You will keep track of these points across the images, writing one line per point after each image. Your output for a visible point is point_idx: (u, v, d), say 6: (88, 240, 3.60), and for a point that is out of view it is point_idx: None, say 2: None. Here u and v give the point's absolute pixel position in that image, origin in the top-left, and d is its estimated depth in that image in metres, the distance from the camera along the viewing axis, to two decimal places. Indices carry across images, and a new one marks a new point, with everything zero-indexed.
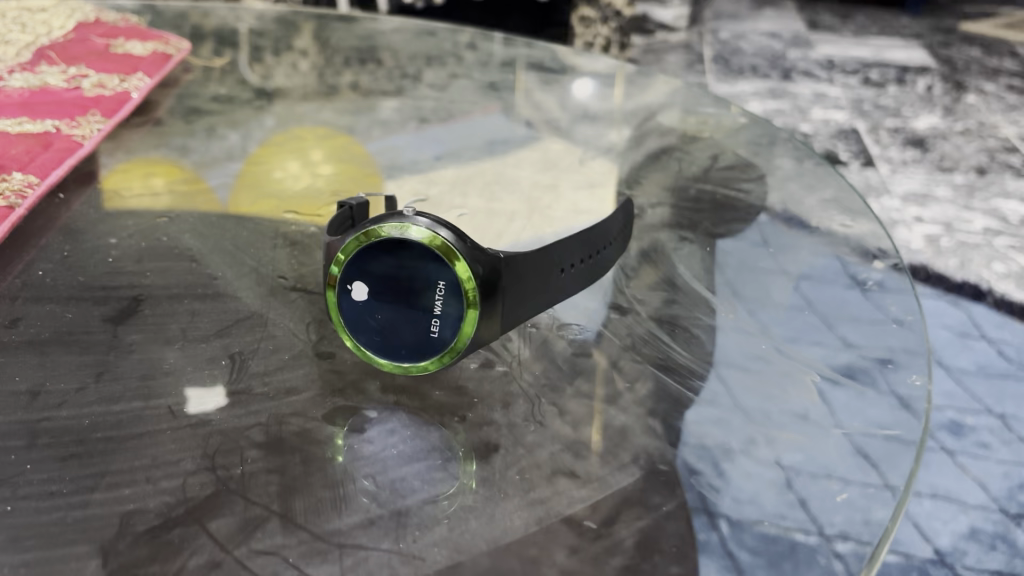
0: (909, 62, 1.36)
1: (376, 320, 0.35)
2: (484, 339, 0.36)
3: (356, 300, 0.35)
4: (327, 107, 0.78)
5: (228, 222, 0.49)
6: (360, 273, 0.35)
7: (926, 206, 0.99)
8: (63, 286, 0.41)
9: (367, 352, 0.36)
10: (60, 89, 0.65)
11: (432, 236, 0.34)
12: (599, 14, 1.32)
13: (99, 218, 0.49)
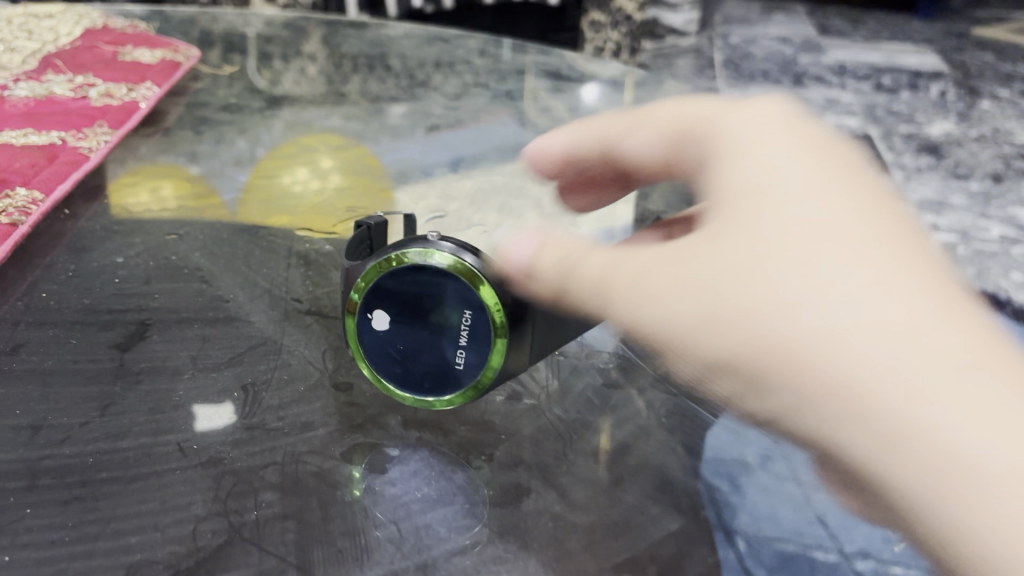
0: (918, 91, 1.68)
1: (395, 348, 0.33)
2: (512, 370, 0.34)
3: (378, 329, 0.33)
4: (338, 115, 0.76)
5: (239, 238, 0.47)
6: (380, 300, 0.33)
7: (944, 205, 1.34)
8: (68, 309, 0.39)
9: (387, 383, 0.34)
10: (66, 99, 0.63)
11: (456, 261, 0.32)
12: (609, 19, 1.31)
13: (105, 235, 0.47)
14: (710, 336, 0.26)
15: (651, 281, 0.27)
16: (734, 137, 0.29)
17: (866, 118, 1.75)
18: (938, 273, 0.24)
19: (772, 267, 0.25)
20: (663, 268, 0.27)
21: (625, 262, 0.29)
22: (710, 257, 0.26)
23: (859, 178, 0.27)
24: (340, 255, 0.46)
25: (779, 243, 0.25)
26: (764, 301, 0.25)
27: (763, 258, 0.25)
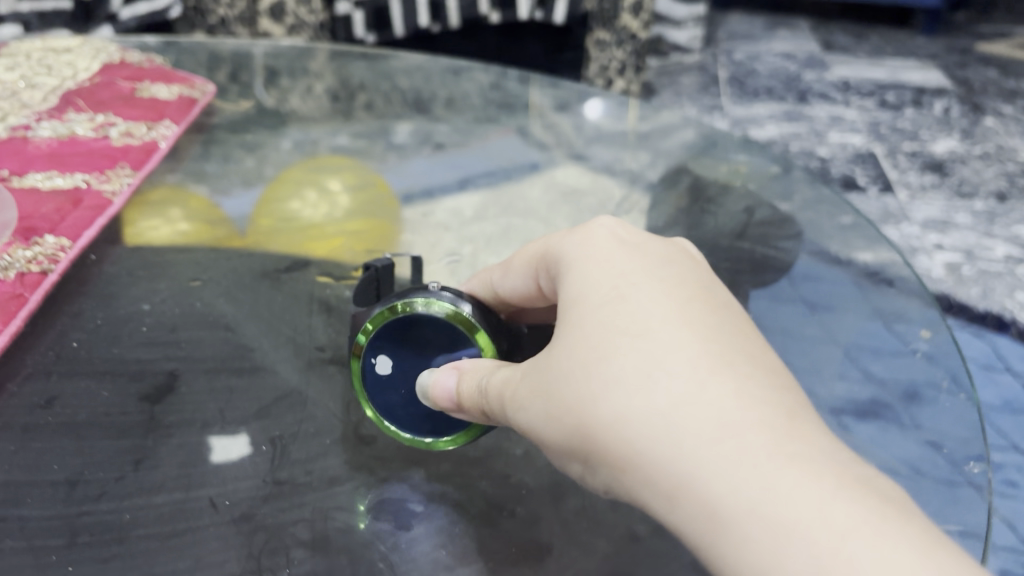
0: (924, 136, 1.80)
1: (396, 392, 0.35)
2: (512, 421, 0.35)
3: (380, 373, 0.35)
4: (351, 150, 0.77)
5: (263, 284, 0.48)
6: (383, 344, 0.35)
7: (946, 234, 1.41)
8: (99, 359, 0.41)
9: (389, 424, 0.35)
10: (88, 139, 0.64)
11: (455, 310, 0.34)
12: (614, 38, 1.50)
13: (132, 280, 0.48)
14: (555, 427, 0.30)
15: (507, 386, 0.31)
16: (581, 266, 0.34)
17: (868, 143, 1.77)
18: (725, 362, 0.28)
19: (592, 364, 0.29)
20: (518, 374, 0.31)
21: (489, 371, 0.33)
22: (550, 361, 0.31)
23: (674, 294, 0.31)
24: None
25: (598, 344, 0.30)
26: (585, 390, 0.29)
27: (587, 358, 0.30)
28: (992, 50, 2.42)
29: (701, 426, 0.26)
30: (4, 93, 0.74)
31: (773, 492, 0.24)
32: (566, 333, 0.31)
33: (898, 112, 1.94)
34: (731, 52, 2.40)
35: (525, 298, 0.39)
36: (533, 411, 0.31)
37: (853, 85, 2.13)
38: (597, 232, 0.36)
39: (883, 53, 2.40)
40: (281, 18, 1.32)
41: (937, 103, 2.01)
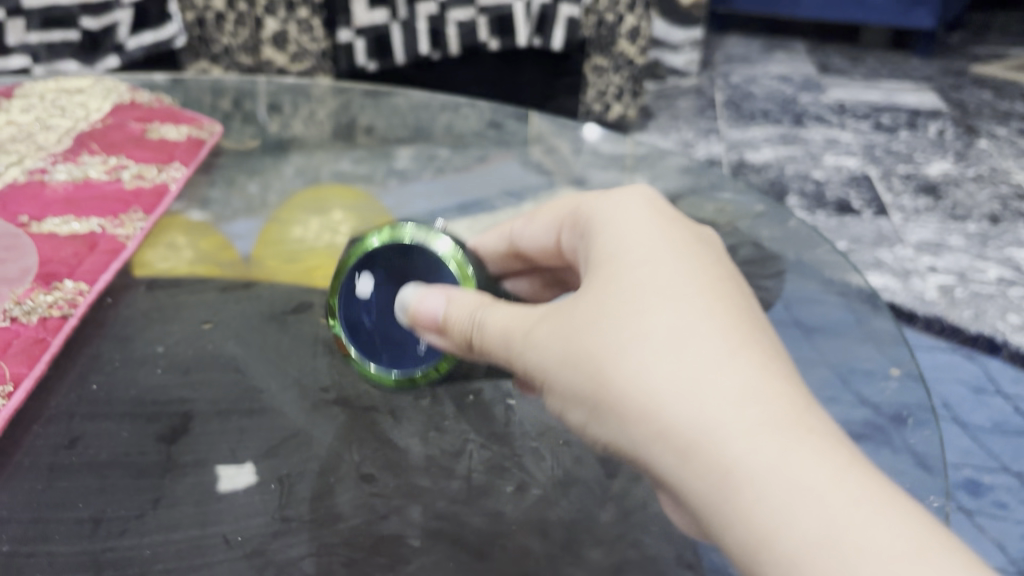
0: (918, 159, 1.84)
1: (362, 320, 0.42)
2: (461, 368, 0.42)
3: (363, 291, 0.41)
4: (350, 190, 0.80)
5: (271, 327, 0.51)
6: (362, 273, 0.41)
7: (940, 256, 1.44)
8: (117, 401, 0.44)
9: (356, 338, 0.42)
10: (101, 183, 0.67)
11: (452, 252, 0.40)
12: (612, 64, 1.64)
13: (145, 322, 0.51)
14: (564, 368, 0.34)
15: (527, 328, 0.35)
16: (613, 234, 0.38)
17: (863, 166, 1.80)
18: (756, 338, 0.31)
19: (606, 312, 0.33)
20: (536, 319, 0.35)
21: (509, 314, 0.36)
22: (569, 310, 0.34)
23: (694, 260, 0.35)
24: None
25: (639, 302, 0.32)
26: (597, 334, 0.33)
27: (621, 311, 0.33)
28: (986, 71, 2.45)
29: (729, 383, 0.29)
30: (20, 136, 0.77)
31: (789, 450, 0.27)
32: (588, 287, 0.35)
33: (892, 135, 1.98)
34: (728, 75, 2.43)
35: (541, 245, 0.46)
36: (545, 351, 0.34)
37: (848, 107, 2.16)
38: (633, 201, 0.39)
39: (878, 75, 2.44)
40: (284, 46, 1.45)
41: (931, 125, 2.04)
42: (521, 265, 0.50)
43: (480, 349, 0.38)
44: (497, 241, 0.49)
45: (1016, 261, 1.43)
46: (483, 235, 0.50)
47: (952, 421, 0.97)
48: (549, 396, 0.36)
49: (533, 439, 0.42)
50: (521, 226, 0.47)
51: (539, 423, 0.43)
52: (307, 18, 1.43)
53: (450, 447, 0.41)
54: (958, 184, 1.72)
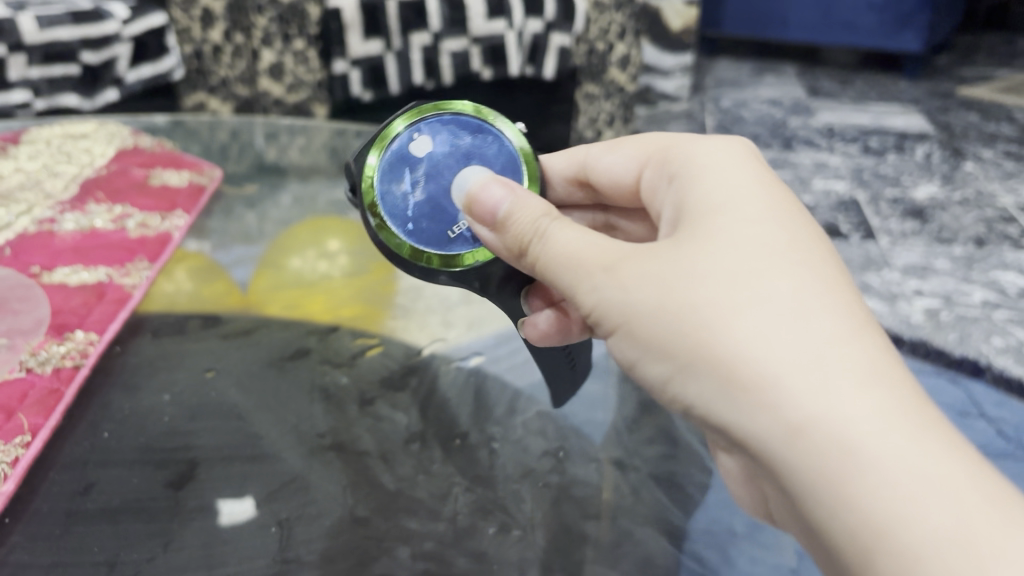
0: (905, 182, 1.88)
1: (398, 181, 0.50)
2: (474, 279, 0.51)
3: (421, 147, 0.50)
4: (342, 221, 0.83)
5: (270, 372, 0.54)
6: (420, 136, 0.51)
7: (927, 279, 1.47)
8: (127, 449, 0.47)
9: (397, 193, 0.50)
10: (107, 231, 0.71)
11: (524, 151, 0.52)
12: (603, 91, 1.73)
13: (151, 370, 0.54)
14: (653, 316, 0.36)
15: (618, 267, 0.38)
16: (717, 197, 0.40)
17: (851, 189, 1.84)
18: (867, 324, 0.34)
19: (716, 273, 0.35)
20: (630, 261, 0.38)
21: (596, 253, 0.39)
22: (669, 262, 0.37)
23: (799, 239, 0.37)
24: (356, 389, 0.52)
25: (753, 276, 0.35)
26: (705, 291, 0.35)
27: (736, 278, 0.35)
28: (973, 94, 2.50)
29: (849, 364, 0.31)
30: (28, 184, 0.80)
31: (908, 435, 0.29)
32: (691, 246, 0.37)
33: (880, 158, 2.02)
34: (718, 99, 2.47)
35: (612, 179, 0.53)
36: (635, 295, 0.37)
37: (837, 130, 2.21)
38: (732, 165, 0.43)
39: (867, 98, 2.49)
40: (280, 77, 1.53)
41: (919, 148, 2.09)
42: (581, 191, 0.57)
43: (545, 262, 0.41)
44: (571, 164, 0.55)
45: (1001, 284, 1.46)
46: (554, 153, 0.57)
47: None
48: (620, 340, 0.38)
49: (515, 482, 0.45)
50: (604, 153, 0.53)
51: (521, 467, 0.47)
52: (303, 49, 1.50)
53: (438, 490, 0.45)
54: (944, 208, 1.76)
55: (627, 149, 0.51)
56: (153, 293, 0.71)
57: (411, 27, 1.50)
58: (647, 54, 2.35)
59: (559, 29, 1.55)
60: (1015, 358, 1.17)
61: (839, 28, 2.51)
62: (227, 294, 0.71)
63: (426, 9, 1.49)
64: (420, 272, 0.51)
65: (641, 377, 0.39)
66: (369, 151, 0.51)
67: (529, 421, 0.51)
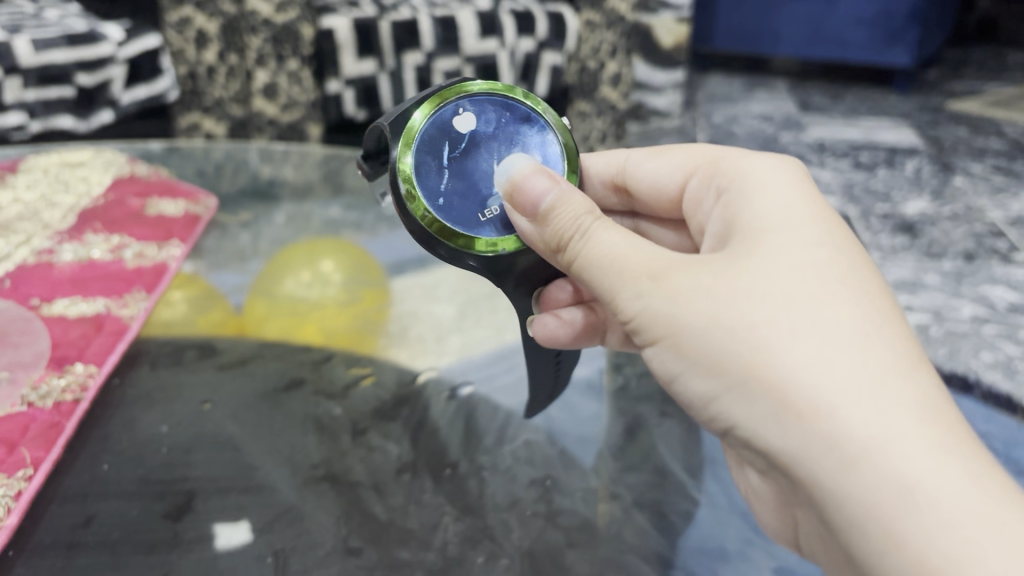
0: (894, 198, 1.90)
1: (434, 155, 0.51)
2: (494, 267, 0.52)
3: (461, 123, 0.52)
4: (336, 246, 0.83)
5: (264, 405, 0.55)
6: (463, 117, 0.53)
7: (918, 295, 1.46)
8: (126, 481, 0.48)
9: (430, 163, 0.51)
10: (105, 262, 0.72)
11: (562, 143, 0.54)
12: (595, 110, 1.89)
13: (150, 402, 0.56)
14: (703, 333, 0.39)
15: (669, 281, 0.41)
16: (766, 221, 0.44)
17: (842, 205, 1.85)
18: (910, 355, 0.37)
19: (774, 300, 0.38)
20: (685, 278, 0.41)
21: (647, 264, 0.42)
22: (723, 284, 0.40)
23: (845, 268, 0.41)
24: (349, 420, 0.54)
25: (808, 307, 0.38)
26: (763, 318, 0.38)
27: (792, 308, 0.38)
28: (962, 109, 2.53)
29: (897, 396, 0.35)
30: (26, 214, 0.81)
31: (952, 470, 0.33)
32: (744, 270, 0.40)
33: (870, 173, 2.04)
34: (709, 115, 2.49)
35: (656, 184, 0.57)
36: (688, 310, 0.40)
37: (827, 146, 2.23)
38: (779, 188, 0.46)
39: (857, 113, 2.51)
40: (275, 97, 1.52)
41: (908, 163, 2.11)
42: (617, 196, 0.62)
43: (583, 261, 0.44)
44: (612, 167, 0.60)
45: (991, 299, 1.45)
46: (596, 156, 0.61)
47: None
48: (659, 348, 0.41)
49: (502, 511, 0.47)
50: (650, 160, 0.57)
51: (508, 496, 0.48)
52: (297, 70, 1.51)
53: (428, 520, 0.46)
54: (934, 223, 1.77)
55: (675, 156, 0.56)
56: (153, 321, 0.72)
57: (404, 47, 1.58)
58: (639, 72, 2.37)
59: (550, 47, 1.73)
60: (1003, 373, 1.18)
61: (831, 44, 2.55)
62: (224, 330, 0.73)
63: (418, 29, 1.58)
64: (443, 249, 0.51)
65: (675, 384, 0.42)
66: (408, 124, 0.52)
67: (518, 450, 0.52)
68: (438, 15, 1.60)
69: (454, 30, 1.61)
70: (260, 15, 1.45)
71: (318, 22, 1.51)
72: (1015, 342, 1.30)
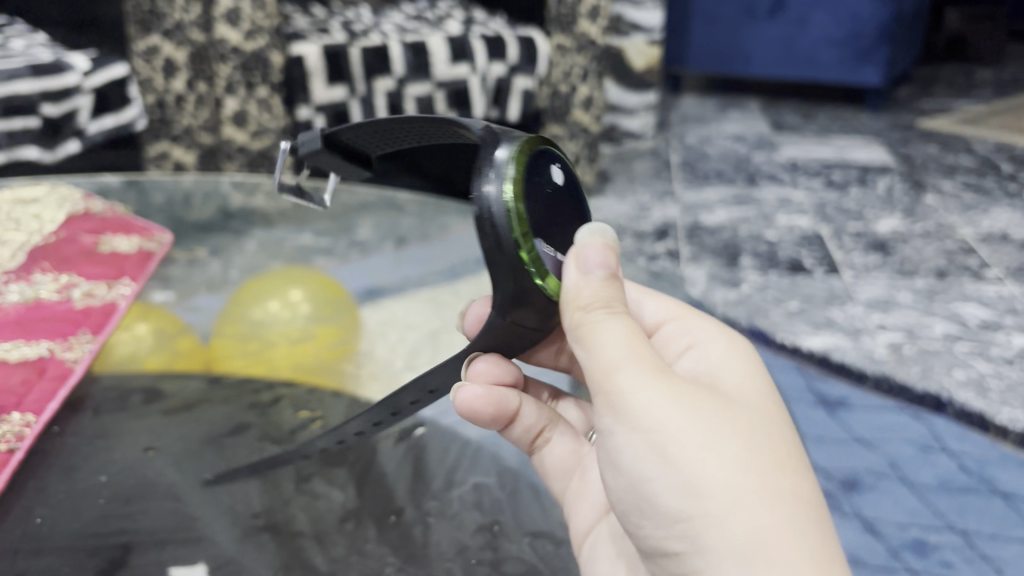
0: (867, 215, 1.90)
1: (541, 185, 0.43)
2: (518, 298, 0.42)
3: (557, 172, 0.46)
4: (308, 272, 0.83)
5: (207, 451, 0.54)
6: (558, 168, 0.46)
7: (890, 312, 1.45)
8: (60, 535, 0.46)
9: (534, 172, 0.43)
10: (52, 303, 0.70)
11: None
12: (567, 133, 1.90)
13: (90, 451, 0.54)
14: (697, 453, 0.38)
15: (676, 390, 0.39)
16: (754, 383, 0.44)
17: (815, 224, 1.85)
18: None
19: (766, 454, 0.38)
20: (685, 393, 0.40)
21: (652, 365, 0.40)
22: (725, 423, 0.39)
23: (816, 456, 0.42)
24: (294, 465, 0.53)
25: (792, 472, 0.38)
26: (758, 473, 0.38)
27: (780, 466, 0.38)
28: (933, 126, 2.55)
29: None
30: None
31: None
32: (740, 418, 0.40)
33: (843, 192, 2.05)
34: (683, 136, 2.50)
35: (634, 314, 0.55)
36: (688, 425, 0.38)
37: (800, 165, 2.24)
38: (752, 357, 0.47)
39: (829, 132, 2.53)
40: (244, 124, 1.53)
41: (881, 182, 2.12)
42: None
43: (584, 333, 0.41)
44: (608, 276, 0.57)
45: (963, 316, 1.44)
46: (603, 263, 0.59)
47: (899, 481, 1.02)
48: (632, 445, 0.39)
49: (447, 559, 0.46)
50: (633, 291, 0.55)
51: (455, 543, 0.47)
52: (266, 97, 1.51)
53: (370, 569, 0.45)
54: (907, 240, 1.77)
55: (660, 301, 0.54)
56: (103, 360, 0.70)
57: (376, 72, 1.57)
58: (611, 94, 2.38)
59: (522, 71, 1.73)
60: (976, 392, 1.18)
61: (802, 63, 2.57)
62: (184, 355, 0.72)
63: (389, 55, 1.57)
64: (509, 270, 0.41)
65: (628, 486, 0.40)
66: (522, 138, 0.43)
67: (466, 494, 0.52)
68: (409, 41, 1.60)
69: (425, 55, 1.60)
70: (228, 42, 1.47)
71: (288, 50, 1.50)
72: (987, 359, 1.29)
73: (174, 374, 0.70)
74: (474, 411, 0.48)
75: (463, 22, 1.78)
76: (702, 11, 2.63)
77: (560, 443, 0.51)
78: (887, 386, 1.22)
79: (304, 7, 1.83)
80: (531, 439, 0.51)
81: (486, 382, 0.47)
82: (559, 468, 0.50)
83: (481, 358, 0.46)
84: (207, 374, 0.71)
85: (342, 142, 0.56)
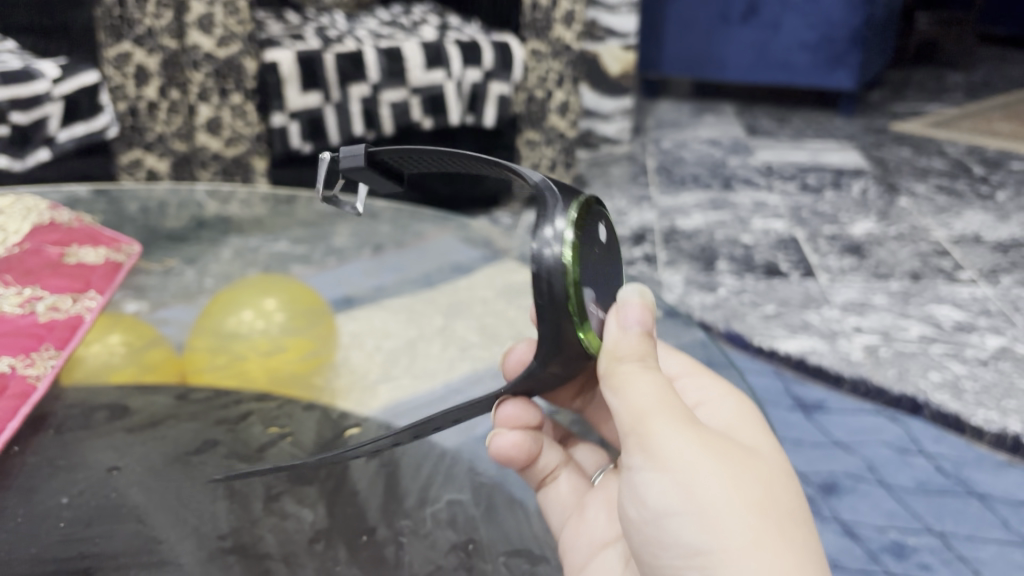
0: (841, 218, 1.91)
1: (593, 247, 0.44)
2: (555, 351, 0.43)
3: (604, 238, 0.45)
4: (291, 283, 0.82)
5: (173, 471, 0.53)
6: (604, 228, 0.45)
7: (865, 314, 1.45)
8: (18, 562, 0.45)
9: (585, 236, 0.42)
10: (14, 316, 0.67)
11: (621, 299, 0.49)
12: (543, 138, 1.90)
13: (51, 472, 0.52)
14: (726, 497, 0.37)
15: (705, 439, 0.39)
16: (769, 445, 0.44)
17: (790, 228, 1.85)
18: None
19: (781, 504, 0.38)
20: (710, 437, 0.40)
21: (682, 417, 0.40)
22: (751, 469, 0.39)
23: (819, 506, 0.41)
24: (261, 485, 0.52)
25: (804, 525, 0.38)
26: (779, 519, 0.38)
27: (794, 516, 0.38)
28: (906, 129, 2.57)
29: None
30: None
31: None
32: (765, 465, 0.40)
33: (818, 196, 2.05)
34: (658, 141, 2.50)
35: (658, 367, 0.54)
36: (713, 470, 0.38)
37: (775, 169, 2.25)
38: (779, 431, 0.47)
39: (803, 135, 2.54)
40: (217, 131, 1.51)
41: (855, 184, 2.13)
42: None
43: (619, 382, 0.41)
44: None
45: (937, 318, 1.45)
46: None
47: (879, 484, 1.02)
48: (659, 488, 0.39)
49: None
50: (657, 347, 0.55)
51: (428, 563, 0.47)
52: (240, 103, 1.50)
53: None
54: (881, 242, 1.78)
55: (680, 358, 0.54)
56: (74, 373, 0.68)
57: (351, 79, 1.56)
58: (587, 98, 2.37)
59: (497, 77, 1.72)
60: (952, 394, 1.19)
61: (776, 67, 2.58)
62: (160, 360, 0.71)
63: (364, 61, 1.57)
64: (554, 327, 0.42)
65: (653, 524, 0.39)
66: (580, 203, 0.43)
67: (439, 513, 0.51)
68: (383, 47, 1.59)
69: (400, 61, 1.59)
70: (200, 49, 1.45)
71: (261, 56, 1.49)
72: (962, 360, 1.29)
73: (144, 389, 0.68)
74: (501, 448, 0.49)
75: (437, 27, 1.77)
76: (676, 16, 2.63)
77: (567, 484, 0.51)
78: (865, 389, 1.21)
79: (276, 14, 1.81)
80: (542, 476, 0.51)
81: (513, 422, 0.48)
82: (563, 507, 0.49)
83: (510, 401, 0.48)
84: (179, 387, 0.69)
85: (384, 161, 0.53)
